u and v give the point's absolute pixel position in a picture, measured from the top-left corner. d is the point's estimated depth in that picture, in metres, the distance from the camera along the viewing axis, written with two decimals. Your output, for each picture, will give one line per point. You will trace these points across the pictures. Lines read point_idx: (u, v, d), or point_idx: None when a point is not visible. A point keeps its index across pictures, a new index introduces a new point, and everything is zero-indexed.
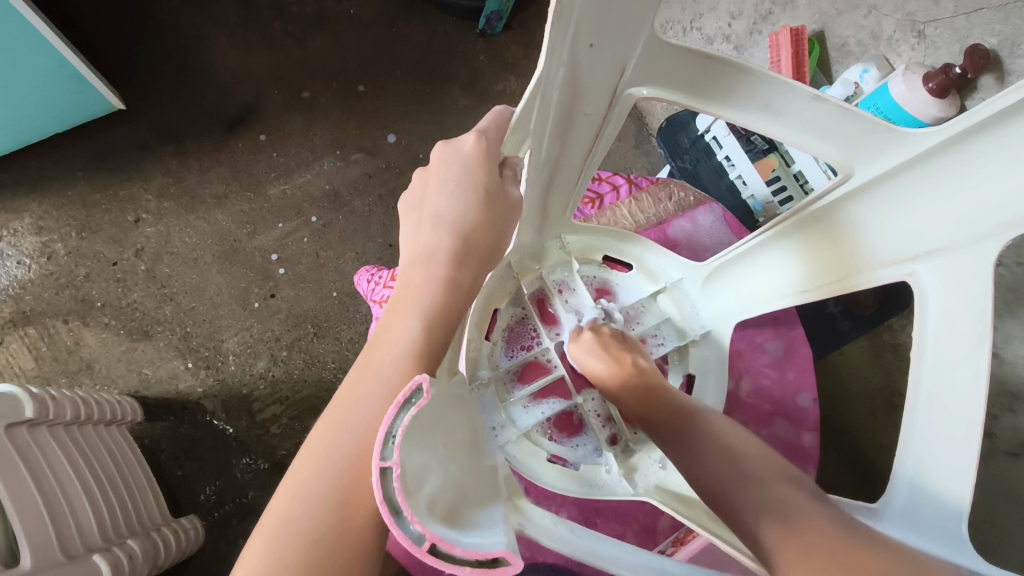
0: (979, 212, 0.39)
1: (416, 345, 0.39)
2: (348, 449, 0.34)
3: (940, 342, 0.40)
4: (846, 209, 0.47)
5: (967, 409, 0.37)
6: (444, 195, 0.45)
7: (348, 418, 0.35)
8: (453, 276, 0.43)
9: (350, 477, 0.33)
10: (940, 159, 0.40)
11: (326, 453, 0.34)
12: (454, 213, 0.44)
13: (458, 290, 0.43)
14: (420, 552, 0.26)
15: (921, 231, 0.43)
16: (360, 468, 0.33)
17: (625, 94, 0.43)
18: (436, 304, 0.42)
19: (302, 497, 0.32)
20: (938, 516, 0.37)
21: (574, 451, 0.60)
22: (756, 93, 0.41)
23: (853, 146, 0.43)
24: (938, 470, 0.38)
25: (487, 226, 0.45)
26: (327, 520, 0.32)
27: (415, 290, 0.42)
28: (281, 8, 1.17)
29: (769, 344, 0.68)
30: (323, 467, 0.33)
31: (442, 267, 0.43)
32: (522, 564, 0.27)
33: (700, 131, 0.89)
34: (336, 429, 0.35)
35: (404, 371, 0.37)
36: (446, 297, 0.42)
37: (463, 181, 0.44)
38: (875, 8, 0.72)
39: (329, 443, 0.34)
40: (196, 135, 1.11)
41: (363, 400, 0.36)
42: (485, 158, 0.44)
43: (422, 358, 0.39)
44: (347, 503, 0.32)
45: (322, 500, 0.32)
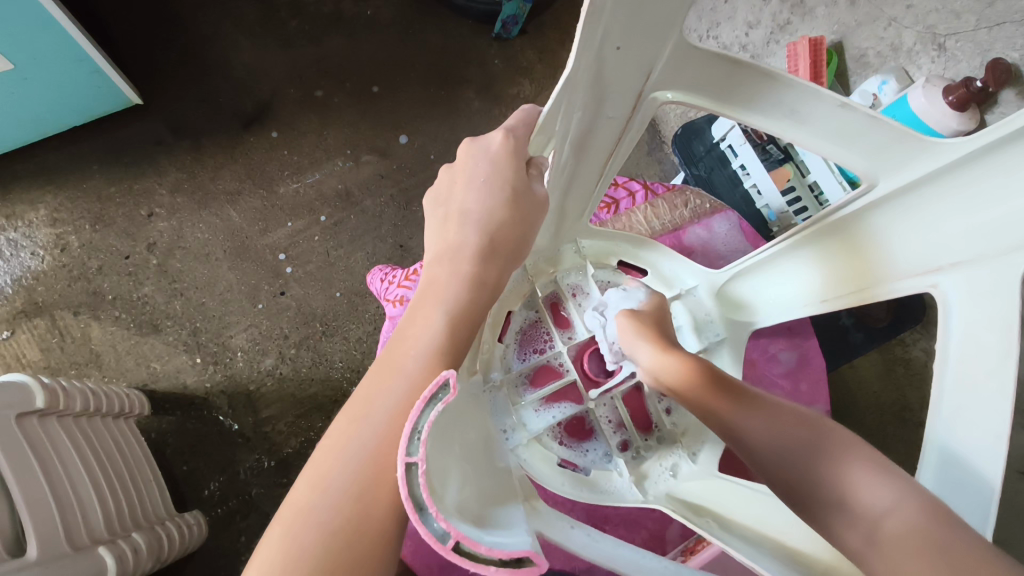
0: (1006, 224, 0.39)
1: (439, 340, 0.39)
2: (369, 442, 0.34)
3: (965, 354, 0.40)
4: (869, 219, 0.47)
5: (989, 420, 0.37)
6: (471, 192, 0.45)
7: (370, 410, 0.35)
8: (478, 274, 0.43)
9: (370, 470, 0.33)
10: (970, 169, 0.40)
11: (347, 444, 0.34)
12: (480, 210, 0.44)
13: (483, 287, 0.43)
14: (442, 550, 0.26)
15: (949, 242, 0.42)
16: (381, 462, 0.33)
17: (649, 97, 0.43)
18: (461, 301, 0.42)
19: (321, 489, 0.32)
20: (966, 497, 0.37)
21: (584, 456, 0.59)
22: (782, 99, 0.41)
23: (879, 154, 0.42)
24: (962, 472, 0.38)
25: (512, 225, 0.45)
26: (347, 512, 0.32)
27: (439, 286, 0.42)
28: (298, 8, 1.17)
29: (783, 354, 0.68)
30: (343, 458, 0.33)
31: (467, 264, 0.43)
32: (547, 565, 0.26)
33: (715, 139, 0.89)
34: (357, 421, 0.35)
35: (426, 367, 0.37)
36: (472, 294, 0.42)
37: (490, 178, 0.44)
38: (895, 20, 0.72)
39: (351, 434, 0.34)
40: (211, 132, 1.12)
41: (386, 393, 0.36)
42: (512, 157, 0.44)
43: (444, 354, 0.39)
44: (368, 497, 0.32)
45: (343, 492, 0.32)
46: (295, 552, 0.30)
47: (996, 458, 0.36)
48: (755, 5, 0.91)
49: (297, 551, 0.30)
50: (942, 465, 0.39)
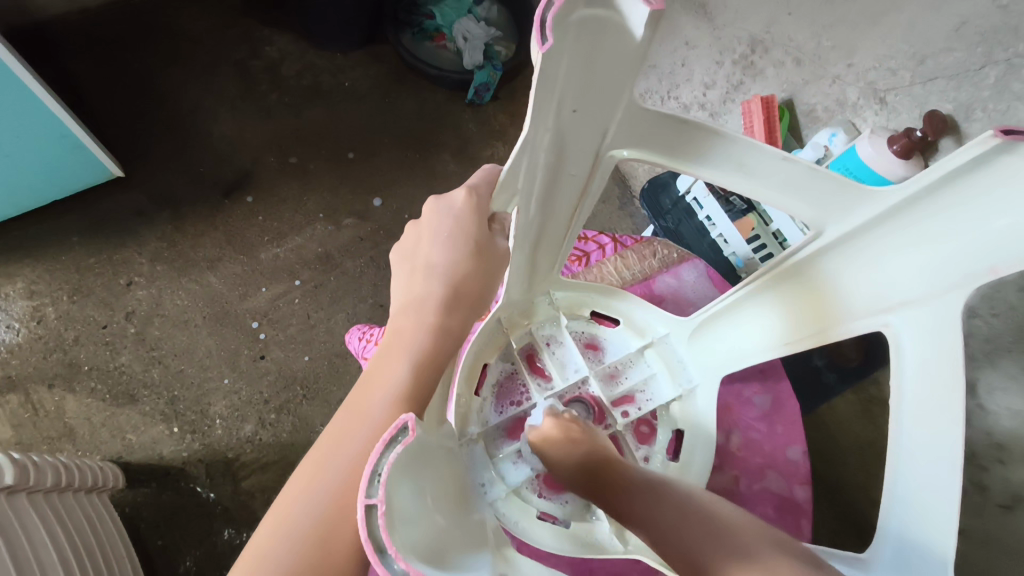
0: (945, 265, 0.41)
1: (403, 388, 0.40)
2: (332, 488, 0.35)
3: (917, 391, 0.42)
4: (822, 263, 0.49)
5: (947, 452, 0.39)
6: (436, 246, 0.47)
7: (333, 459, 0.36)
8: (442, 323, 0.45)
9: (333, 515, 0.34)
10: (908, 214, 0.42)
11: (309, 491, 0.35)
12: (447, 263, 0.46)
13: (446, 336, 0.44)
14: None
15: (896, 285, 0.44)
16: (342, 510, 0.34)
17: (607, 155, 0.45)
18: (425, 350, 0.43)
19: (283, 532, 0.33)
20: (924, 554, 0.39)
21: (563, 507, 0.58)
22: (728, 153, 0.43)
23: (823, 205, 0.44)
24: (924, 510, 0.40)
25: (478, 276, 0.47)
26: (309, 555, 0.33)
27: (403, 334, 0.44)
28: (279, 82, 1.25)
29: (757, 397, 0.69)
30: (306, 505, 0.34)
31: (432, 313, 0.45)
32: None
33: (681, 192, 0.93)
34: (321, 466, 0.36)
35: (390, 412, 0.38)
36: (434, 344, 0.44)
37: (454, 233, 0.46)
38: (839, 78, 0.78)
39: (313, 481, 0.35)
40: (193, 201, 1.15)
41: (349, 438, 0.37)
42: (473, 213, 0.46)
43: (407, 401, 0.40)
44: (329, 543, 0.33)
45: (305, 536, 0.33)
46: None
47: (953, 490, 0.38)
48: (710, 68, 0.98)
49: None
50: (906, 506, 0.41)
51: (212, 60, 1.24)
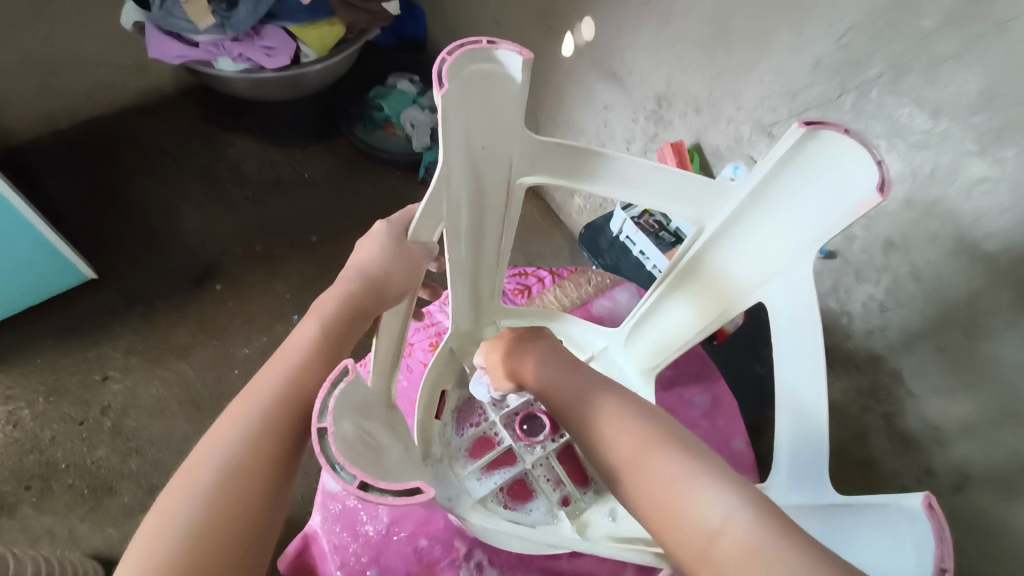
0: (797, 236, 0.50)
1: (315, 342, 0.46)
2: (259, 409, 0.40)
3: (793, 344, 0.50)
4: (708, 257, 0.57)
5: (817, 386, 0.48)
6: (358, 249, 0.54)
7: (258, 393, 0.42)
8: (353, 293, 0.50)
9: (260, 430, 0.40)
10: (762, 203, 0.51)
11: (241, 414, 0.40)
12: (363, 256, 0.53)
13: (355, 303, 0.49)
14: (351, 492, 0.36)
15: (766, 260, 0.53)
16: (267, 425, 0.40)
17: (516, 183, 0.54)
18: (337, 314, 0.48)
19: (216, 443, 0.39)
20: (810, 464, 0.49)
21: (528, 515, 0.63)
22: (611, 170, 0.50)
23: (697, 205, 0.52)
24: (806, 433, 0.49)
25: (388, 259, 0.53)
26: (240, 459, 0.38)
27: (320, 308, 0.49)
28: (242, 179, 1.35)
29: (697, 397, 0.75)
30: (239, 422, 0.40)
31: (345, 286, 0.50)
32: (431, 493, 0.39)
33: (615, 233, 1.03)
34: (249, 396, 0.42)
35: (306, 356, 0.45)
36: (345, 308, 0.49)
37: (370, 237, 0.55)
38: (732, 118, 0.91)
39: (242, 407, 0.41)
40: (165, 295, 1.21)
41: (271, 378, 0.43)
42: (388, 226, 0.55)
43: (322, 350, 0.46)
44: (256, 455, 0.39)
45: (237, 445, 0.39)
46: (176, 517, 0.35)
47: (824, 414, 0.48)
48: (628, 125, 1.11)
49: (188, 496, 0.36)
50: (795, 436, 0.50)
51: (179, 165, 1.35)
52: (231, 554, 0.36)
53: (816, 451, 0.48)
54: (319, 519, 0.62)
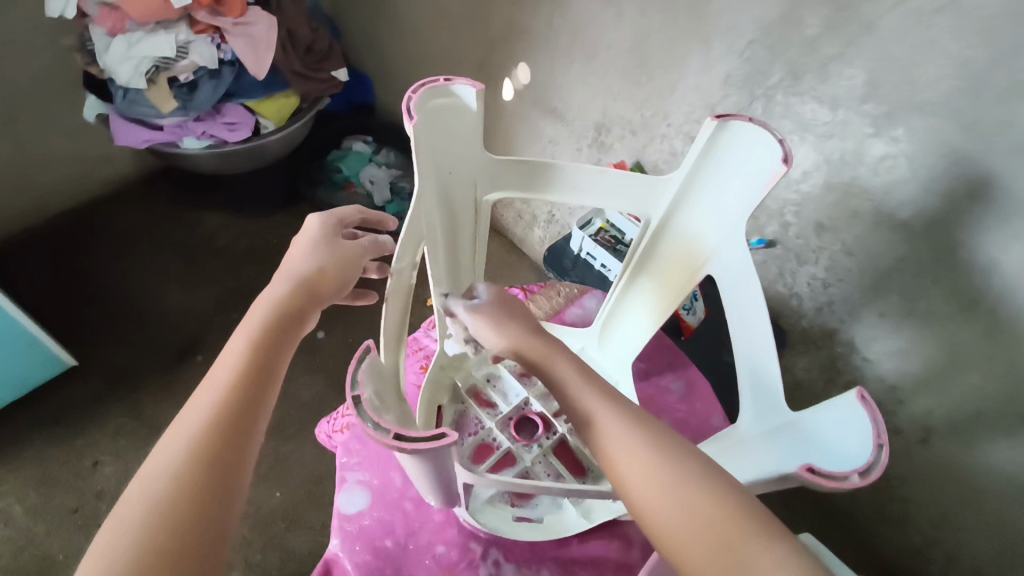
0: (727, 214, 0.57)
1: (247, 350, 0.45)
2: (192, 433, 0.39)
3: (738, 307, 0.57)
4: (660, 246, 0.64)
5: (763, 336, 0.54)
6: (292, 252, 0.54)
7: (189, 417, 0.40)
8: (288, 296, 0.50)
9: (194, 455, 0.38)
10: (695, 190, 0.58)
11: (172, 441, 0.39)
12: (298, 259, 0.54)
13: (292, 306, 0.50)
14: (389, 442, 0.42)
15: (706, 240, 0.60)
16: (200, 449, 0.38)
17: (482, 201, 0.60)
18: (270, 316, 0.48)
19: (148, 474, 0.37)
20: (768, 399, 0.54)
21: (535, 509, 0.69)
22: (562, 178, 0.57)
23: (641, 201, 0.60)
24: (762, 378, 0.54)
25: (326, 262, 0.54)
26: (173, 487, 0.36)
27: (252, 308, 0.49)
28: (214, 252, 1.40)
29: (673, 384, 0.82)
30: (169, 451, 0.38)
31: (281, 289, 0.50)
32: (457, 435, 0.43)
33: (576, 252, 1.10)
34: (180, 419, 0.40)
35: (238, 367, 0.44)
36: (279, 310, 0.49)
37: (306, 242, 0.55)
38: (664, 136, 1.01)
39: (174, 433, 0.39)
40: (149, 373, 1.23)
41: (202, 400, 0.41)
42: (325, 229, 0.56)
43: (255, 356, 0.45)
44: (191, 480, 0.37)
45: (168, 473, 0.37)
46: (128, 517, 0.35)
47: (774, 358, 0.53)
48: (573, 155, 1.21)
49: (119, 534, 0.34)
50: (754, 384, 0.55)
51: (151, 246, 1.39)
52: (195, 541, 0.35)
53: (771, 388, 0.53)
54: (336, 544, 0.65)
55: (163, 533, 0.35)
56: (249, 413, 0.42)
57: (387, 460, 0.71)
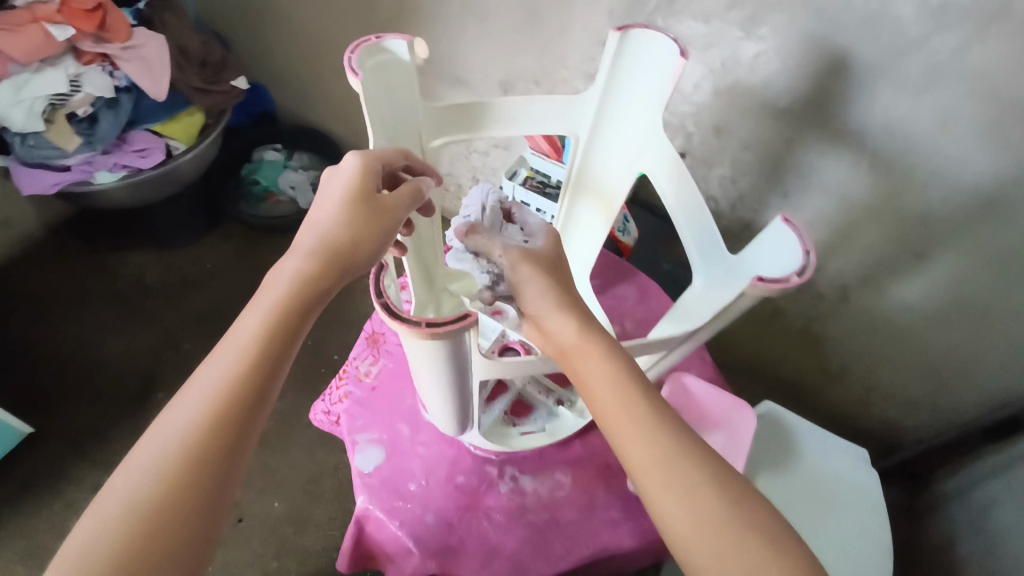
0: (645, 114, 0.65)
1: (254, 333, 0.42)
2: (181, 423, 0.38)
3: (670, 190, 0.64)
4: (593, 160, 0.71)
5: (696, 204, 0.61)
6: (319, 206, 0.51)
7: (181, 404, 0.38)
8: (306, 269, 0.46)
9: (179, 451, 0.37)
10: (613, 100, 0.66)
11: (162, 429, 0.37)
12: (323, 214, 0.50)
13: (308, 280, 0.46)
14: (426, 329, 0.46)
15: (632, 143, 0.67)
16: (188, 444, 0.37)
17: (428, 150, 0.66)
18: (287, 293, 0.45)
19: (135, 464, 0.36)
20: (706, 248, 0.60)
21: (535, 422, 0.75)
22: (497, 110, 0.64)
23: (568, 118, 0.67)
24: (700, 239, 0.61)
25: (350, 221, 0.50)
26: (158, 482, 0.35)
27: (269, 279, 0.46)
28: (148, 290, 1.37)
29: (627, 291, 0.90)
30: (156, 442, 0.37)
31: (302, 260, 0.47)
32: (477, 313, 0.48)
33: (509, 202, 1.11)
34: (174, 405, 0.39)
35: (239, 355, 0.41)
36: (295, 284, 0.45)
37: (335, 192, 0.52)
38: (565, 79, 1.08)
39: (165, 420, 0.38)
40: (112, 422, 1.20)
41: (195, 388, 0.39)
42: (357, 176, 0.52)
43: (259, 343, 0.42)
44: (174, 476, 0.36)
45: (155, 465, 0.36)
46: (112, 513, 0.34)
47: (708, 218, 0.60)
48: None
49: (101, 523, 0.34)
50: (696, 247, 0.62)
51: (78, 299, 1.34)
52: (177, 536, 0.34)
53: (710, 241, 0.59)
54: (364, 499, 0.70)
55: (147, 534, 0.34)
56: (245, 415, 0.39)
57: (391, 416, 0.76)
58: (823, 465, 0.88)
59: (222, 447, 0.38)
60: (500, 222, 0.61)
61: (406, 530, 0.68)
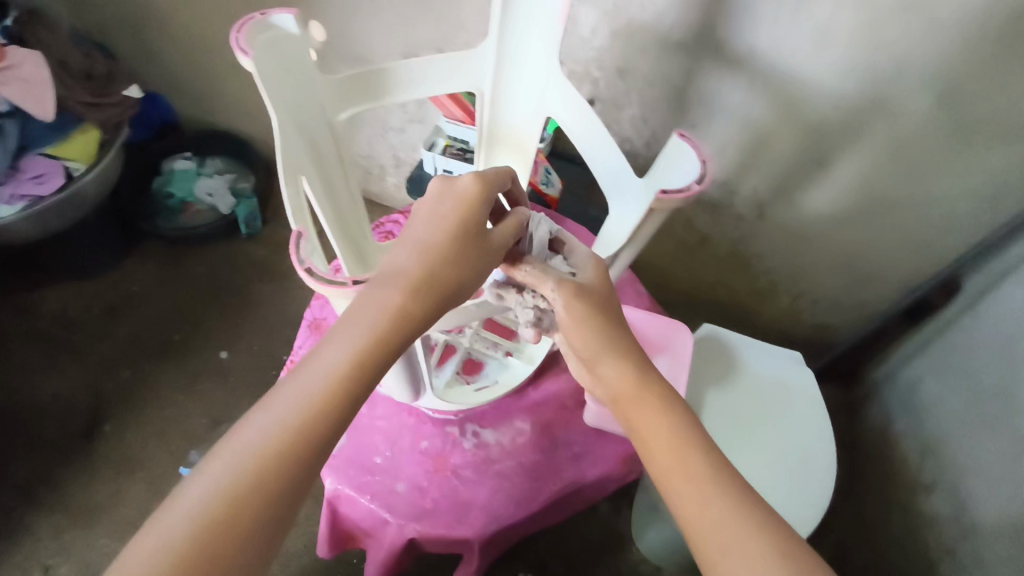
0: (541, 61, 0.66)
1: (336, 368, 0.42)
2: (253, 447, 0.38)
3: (576, 130, 0.68)
4: (500, 114, 0.73)
5: (601, 137, 0.65)
6: (424, 223, 0.51)
7: (257, 426, 0.40)
8: (403, 304, 0.46)
9: (249, 477, 0.38)
10: (508, 51, 0.67)
11: (235, 448, 0.38)
12: (427, 235, 0.50)
13: (402, 316, 0.46)
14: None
15: (534, 91, 0.70)
16: (258, 471, 0.38)
17: (336, 124, 0.67)
18: (382, 334, 0.45)
19: (205, 481, 0.37)
20: (617, 179, 0.64)
21: (487, 377, 0.77)
22: (397, 76, 0.65)
23: (470, 76, 0.69)
24: (609, 171, 0.65)
25: (454, 254, 0.50)
26: (223, 504, 0.36)
27: (361, 305, 0.45)
28: (74, 324, 1.31)
29: None
30: (228, 463, 0.38)
31: (400, 291, 0.46)
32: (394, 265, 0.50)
33: (433, 172, 1.13)
34: (248, 426, 0.40)
35: (320, 389, 0.41)
36: (391, 321, 0.45)
37: (445, 213, 0.51)
38: (466, 43, 1.08)
39: (238, 439, 0.39)
40: (60, 464, 1.15)
41: (271, 413, 0.40)
42: (470, 200, 0.52)
43: (340, 381, 0.42)
44: (240, 501, 0.37)
45: (226, 484, 0.37)
46: (177, 528, 0.35)
47: (614, 149, 0.64)
48: None
49: (168, 537, 0.35)
50: (607, 178, 0.65)
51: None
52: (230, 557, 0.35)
53: (620, 170, 0.63)
54: (332, 481, 0.70)
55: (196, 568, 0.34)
56: (314, 450, 0.40)
57: None
58: (763, 373, 0.94)
59: (284, 483, 0.38)
60: (546, 253, 0.60)
61: (378, 501, 0.69)
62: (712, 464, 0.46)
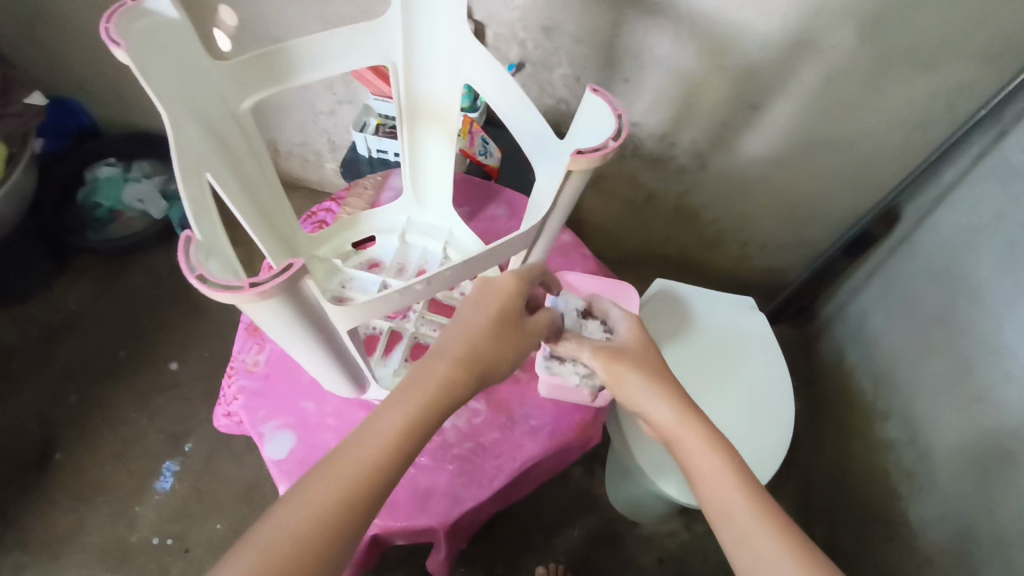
0: (451, 24, 0.63)
1: (392, 437, 0.46)
2: (315, 505, 0.42)
3: (495, 94, 0.65)
4: (416, 84, 0.70)
5: (519, 99, 0.62)
6: (469, 302, 0.54)
7: (322, 487, 0.43)
8: (448, 375, 0.49)
9: (311, 532, 0.41)
10: (415, 17, 0.63)
11: (301, 506, 0.42)
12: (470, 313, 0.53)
13: (450, 388, 0.49)
14: (253, 293, 0.39)
15: (448, 57, 0.67)
16: (319, 528, 0.41)
17: (242, 112, 0.63)
18: (433, 408, 0.48)
19: (274, 534, 0.40)
20: (538, 141, 0.62)
21: None
22: (301, 56, 0.61)
23: (378, 48, 0.65)
24: (530, 133, 0.62)
25: (499, 329, 0.53)
26: (290, 553, 0.40)
27: (415, 377, 0.49)
28: (9, 352, 1.24)
29: (498, 210, 0.90)
30: (294, 520, 0.41)
31: (452, 363, 0.50)
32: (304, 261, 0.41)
33: (367, 154, 1.09)
34: (313, 485, 0.43)
35: (378, 456, 0.45)
36: (439, 392, 0.49)
37: (490, 291, 0.55)
38: None
39: (304, 498, 0.42)
40: (14, 499, 1.10)
41: (334, 475, 0.43)
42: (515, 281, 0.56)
43: (394, 449, 0.45)
44: (305, 553, 0.40)
45: (292, 537, 0.40)
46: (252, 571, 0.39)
47: (532, 111, 0.61)
48: None
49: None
50: (528, 141, 0.63)
51: None
52: None
53: (539, 132, 0.61)
54: (287, 486, 0.68)
55: None
56: (364, 512, 0.43)
57: (292, 397, 0.74)
58: (718, 324, 0.94)
59: (340, 540, 0.42)
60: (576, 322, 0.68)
61: None
62: (755, 501, 0.50)
